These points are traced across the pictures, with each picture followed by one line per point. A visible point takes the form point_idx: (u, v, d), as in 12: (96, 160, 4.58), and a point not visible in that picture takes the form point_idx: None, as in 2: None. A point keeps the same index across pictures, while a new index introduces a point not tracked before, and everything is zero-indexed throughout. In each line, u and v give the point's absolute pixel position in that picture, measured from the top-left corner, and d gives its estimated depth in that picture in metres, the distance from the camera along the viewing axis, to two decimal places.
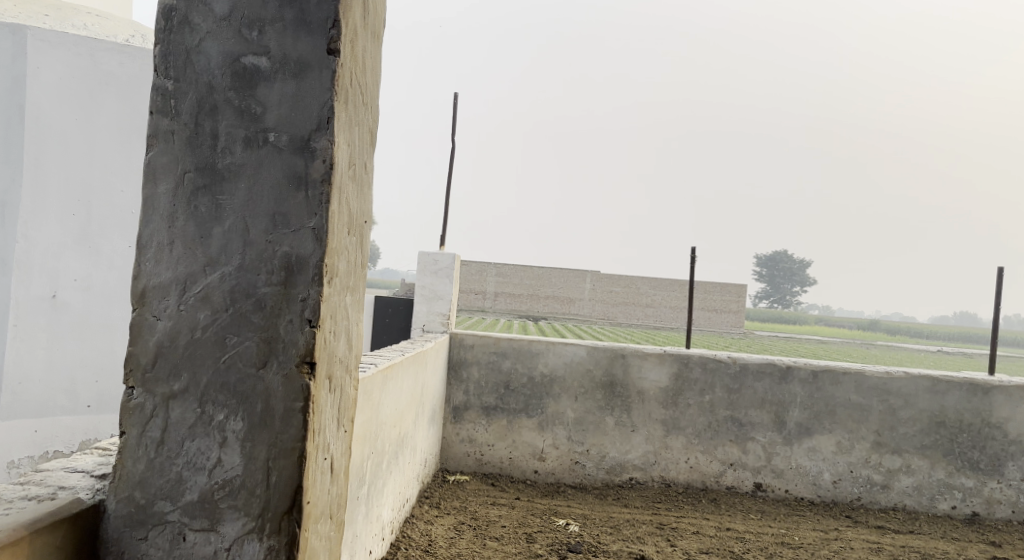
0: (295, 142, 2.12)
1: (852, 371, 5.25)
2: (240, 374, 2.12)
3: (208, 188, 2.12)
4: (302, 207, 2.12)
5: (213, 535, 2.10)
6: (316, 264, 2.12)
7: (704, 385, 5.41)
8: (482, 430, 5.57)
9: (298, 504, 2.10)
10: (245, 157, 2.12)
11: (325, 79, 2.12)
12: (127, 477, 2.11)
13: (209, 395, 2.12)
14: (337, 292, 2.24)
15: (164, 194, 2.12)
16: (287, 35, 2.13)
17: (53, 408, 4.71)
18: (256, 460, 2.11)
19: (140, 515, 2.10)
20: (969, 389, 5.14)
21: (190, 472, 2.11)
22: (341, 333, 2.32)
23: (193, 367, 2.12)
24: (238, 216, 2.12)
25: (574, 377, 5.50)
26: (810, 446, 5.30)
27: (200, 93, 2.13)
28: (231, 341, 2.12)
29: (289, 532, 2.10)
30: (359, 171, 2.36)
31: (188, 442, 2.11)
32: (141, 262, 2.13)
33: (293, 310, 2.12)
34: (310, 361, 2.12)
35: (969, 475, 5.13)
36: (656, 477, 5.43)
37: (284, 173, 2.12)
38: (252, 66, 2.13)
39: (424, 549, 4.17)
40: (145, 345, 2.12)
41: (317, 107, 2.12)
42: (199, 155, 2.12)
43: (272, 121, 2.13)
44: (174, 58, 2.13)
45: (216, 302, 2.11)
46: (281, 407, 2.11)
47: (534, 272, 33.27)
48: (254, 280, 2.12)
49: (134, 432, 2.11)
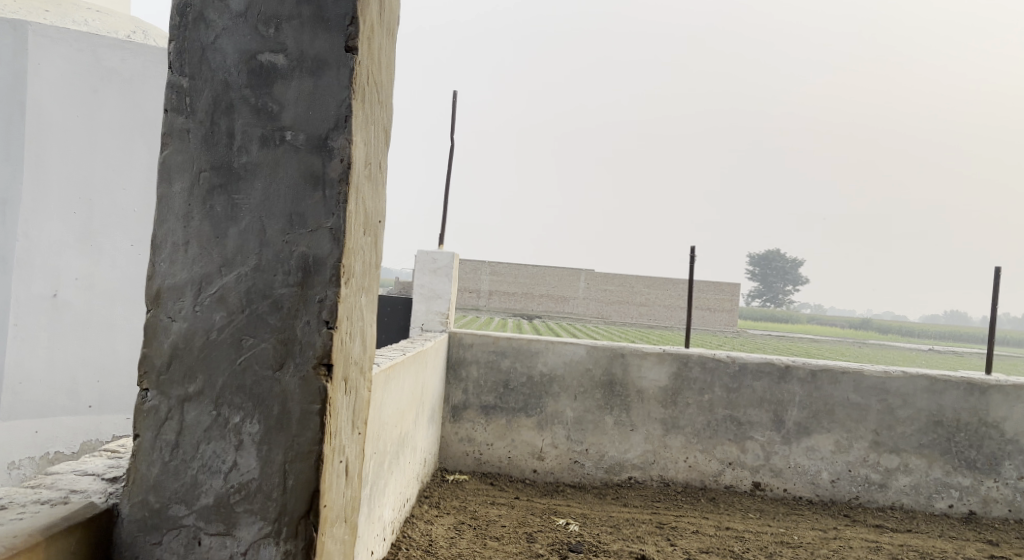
0: (312, 141, 2.09)
1: (850, 370, 5.25)
2: (256, 376, 2.09)
3: (223, 187, 2.09)
4: (319, 206, 2.09)
5: (228, 540, 2.07)
6: (334, 265, 2.09)
7: (703, 384, 5.40)
8: (481, 430, 5.55)
9: (315, 508, 2.08)
10: (261, 156, 2.09)
11: (343, 77, 2.09)
12: (141, 481, 2.08)
13: (225, 398, 2.09)
14: (353, 293, 2.21)
15: (179, 193, 2.09)
16: (305, 32, 2.10)
17: (54, 408, 4.66)
18: (273, 463, 2.08)
19: (154, 519, 2.07)
20: (966, 388, 5.14)
21: (206, 475, 2.08)
22: (356, 334, 2.29)
23: (209, 369, 2.09)
24: (255, 215, 2.09)
25: (574, 376, 5.48)
26: (809, 445, 5.30)
27: (215, 91, 2.09)
28: (247, 342, 2.09)
29: (306, 537, 2.07)
30: (374, 170, 2.33)
31: (203, 445, 2.08)
32: (155, 263, 2.09)
33: (311, 311, 2.09)
34: (327, 363, 2.09)
35: (966, 473, 5.14)
36: (654, 477, 5.42)
37: (302, 172, 2.09)
38: (268, 64, 2.10)
39: (425, 549, 4.15)
40: (160, 346, 2.09)
41: (334, 105, 2.09)
42: (215, 154, 2.09)
43: (289, 119, 2.10)
44: (189, 56, 2.10)
45: (232, 303, 2.09)
46: (297, 410, 2.08)
47: (527, 271, 33.26)
48: (270, 281, 2.09)
49: (149, 435, 2.08)
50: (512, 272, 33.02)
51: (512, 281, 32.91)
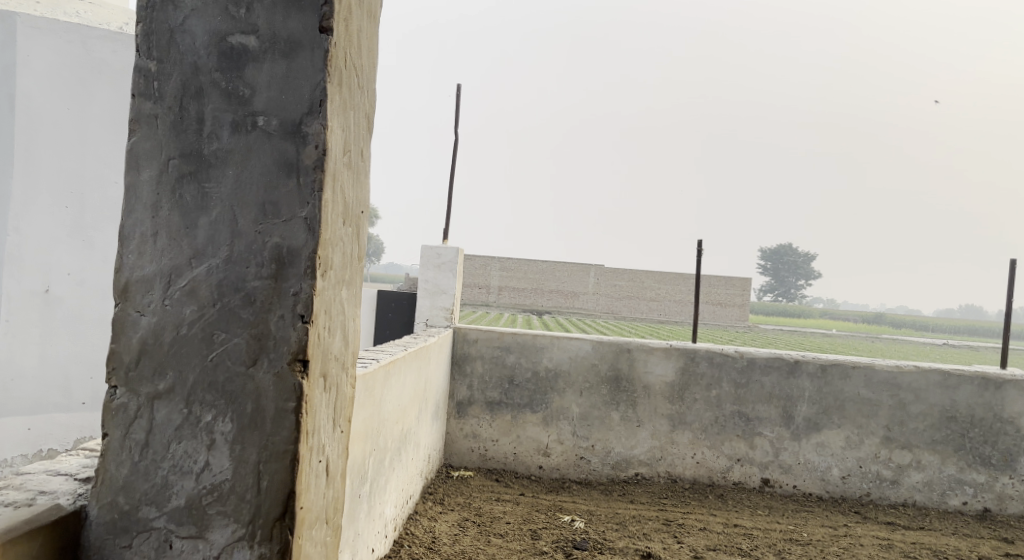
0: (286, 127, 2.00)
1: (861, 365, 5.12)
2: (229, 372, 2.00)
3: (194, 175, 2.00)
4: (293, 195, 2.00)
5: (201, 543, 1.99)
6: (309, 256, 2.00)
7: (711, 379, 5.28)
8: (487, 425, 5.46)
9: (290, 511, 1.99)
10: (232, 143, 2.00)
11: (317, 59, 2.00)
12: (110, 482, 2.00)
13: (196, 395, 2.00)
14: (332, 286, 2.12)
15: (147, 181, 2.01)
16: (277, 12, 2.00)
17: (48, 405, 4.80)
18: (247, 463, 1.99)
19: (124, 522, 1.99)
20: (981, 383, 5.01)
21: (176, 476, 1.99)
22: (337, 329, 2.20)
23: (180, 365, 2.00)
24: (227, 204, 2.00)
25: (579, 371, 5.38)
26: (818, 441, 5.17)
27: (184, 74, 2.00)
28: (219, 338, 2.00)
29: (282, 540, 1.98)
30: (355, 158, 2.24)
31: (174, 445, 2.00)
32: (123, 255, 2.01)
33: (285, 305, 2.00)
34: (302, 359, 2.00)
35: (981, 470, 5.01)
36: (661, 473, 5.32)
37: (274, 159, 2.00)
38: (239, 46, 2.00)
39: (427, 546, 4.07)
40: (128, 342, 2.01)
41: (309, 89, 2.00)
42: (184, 141, 2.00)
43: (261, 104, 2.00)
44: (157, 37, 2.01)
45: (202, 297, 2.00)
46: (272, 408, 1.99)
47: (538, 266, 33.18)
48: (243, 273, 2.00)
49: (117, 434, 2.00)
50: (522, 267, 32.88)
51: (522, 275, 32.76)
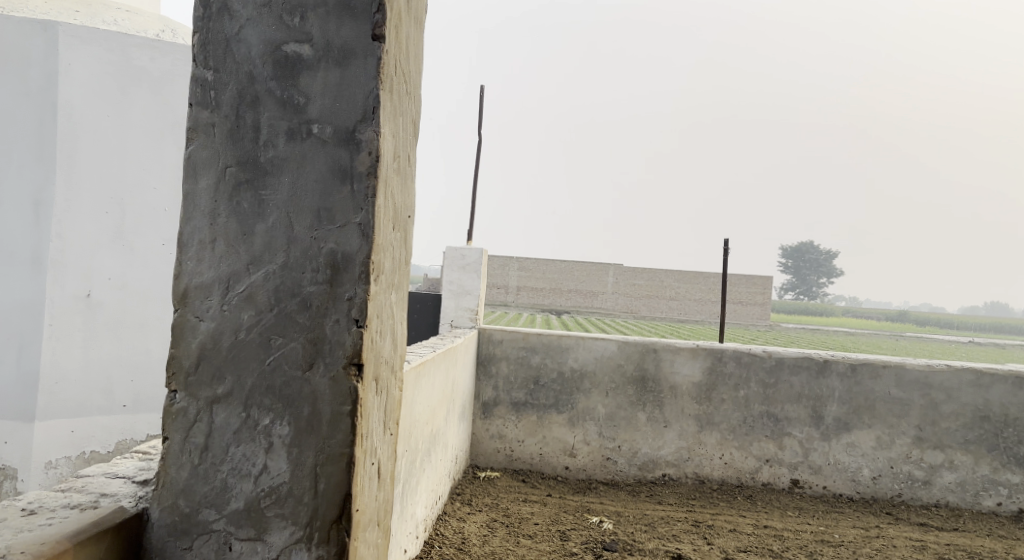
0: (340, 134, 2.03)
1: (891, 364, 5.10)
2: (286, 376, 2.03)
3: (250, 183, 2.03)
4: (347, 201, 2.02)
5: (260, 545, 2.02)
6: (363, 261, 2.02)
7: (738, 379, 5.27)
8: (513, 426, 5.48)
9: (347, 513, 2.01)
10: (289, 150, 2.03)
11: (370, 67, 2.02)
12: (171, 484, 2.03)
13: (254, 399, 2.03)
14: (383, 290, 2.14)
15: (205, 189, 2.04)
16: (331, 20, 2.03)
17: (90, 408, 4.90)
18: (304, 466, 2.02)
19: (184, 524, 2.02)
20: (1014, 383, 4.97)
21: (235, 479, 2.03)
22: (387, 332, 2.22)
23: (238, 370, 2.03)
24: (282, 210, 2.03)
25: (605, 371, 5.39)
26: (849, 441, 5.14)
27: (240, 83, 2.04)
28: (277, 342, 2.03)
29: (339, 542, 2.01)
30: (403, 164, 2.26)
31: (233, 448, 2.03)
32: (182, 261, 2.04)
33: (340, 310, 2.02)
34: (357, 363, 2.03)
35: (1015, 470, 4.96)
36: (689, 474, 5.31)
37: (329, 166, 2.03)
38: (294, 54, 2.03)
39: (458, 547, 4.09)
40: (187, 347, 2.04)
41: (362, 96, 2.02)
42: (241, 149, 2.03)
43: (316, 111, 2.03)
44: (214, 47, 2.04)
45: (260, 302, 2.03)
46: (328, 411, 2.02)
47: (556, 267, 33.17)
48: (299, 279, 2.03)
49: (177, 438, 2.04)
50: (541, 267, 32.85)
51: (541, 275, 32.75)
